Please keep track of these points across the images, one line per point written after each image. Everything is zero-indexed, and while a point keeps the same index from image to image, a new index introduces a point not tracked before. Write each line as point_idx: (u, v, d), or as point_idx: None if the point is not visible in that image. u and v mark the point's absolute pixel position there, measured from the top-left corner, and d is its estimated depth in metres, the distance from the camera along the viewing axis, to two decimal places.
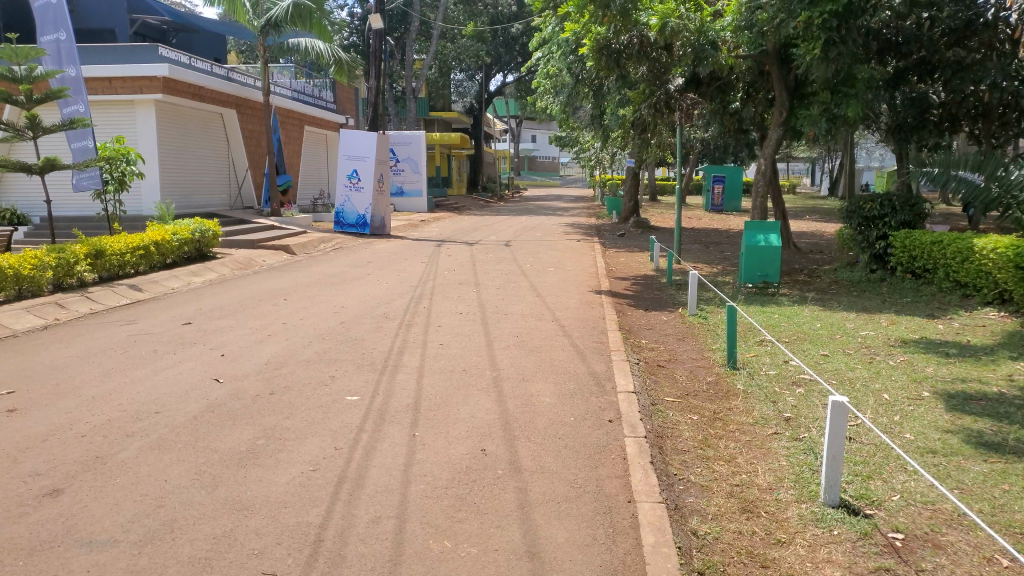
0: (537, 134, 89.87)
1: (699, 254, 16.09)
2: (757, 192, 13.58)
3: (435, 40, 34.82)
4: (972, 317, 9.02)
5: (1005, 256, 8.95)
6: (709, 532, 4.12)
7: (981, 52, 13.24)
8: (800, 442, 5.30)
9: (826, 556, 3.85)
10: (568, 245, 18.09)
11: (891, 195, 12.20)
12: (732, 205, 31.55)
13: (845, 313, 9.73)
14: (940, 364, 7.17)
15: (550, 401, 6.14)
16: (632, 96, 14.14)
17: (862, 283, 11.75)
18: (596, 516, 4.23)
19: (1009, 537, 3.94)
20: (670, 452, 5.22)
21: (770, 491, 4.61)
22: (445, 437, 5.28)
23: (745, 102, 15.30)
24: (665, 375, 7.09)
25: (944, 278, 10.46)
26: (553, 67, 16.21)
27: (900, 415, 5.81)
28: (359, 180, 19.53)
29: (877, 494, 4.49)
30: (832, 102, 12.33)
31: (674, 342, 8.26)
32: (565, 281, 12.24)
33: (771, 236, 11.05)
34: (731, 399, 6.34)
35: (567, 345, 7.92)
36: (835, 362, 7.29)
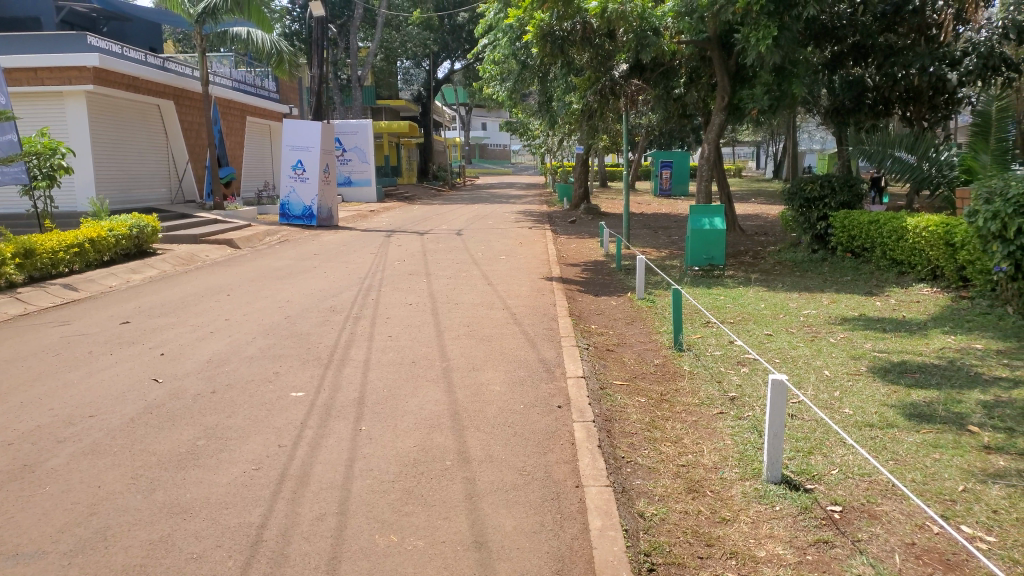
0: (486, 121, 89.71)
1: (648, 238, 16.28)
2: (702, 176, 13.78)
3: (379, 27, 34.40)
4: (908, 293, 9.29)
5: (936, 234, 9.27)
6: (655, 514, 4.17)
7: (910, 37, 14.00)
8: (743, 421, 5.41)
9: (768, 531, 3.93)
10: (519, 232, 18.08)
11: (831, 175, 12.45)
12: (680, 189, 31.95)
13: (787, 293, 9.95)
14: (878, 340, 7.38)
15: (500, 389, 6.14)
16: (579, 84, 14.08)
17: (805, 263, 12.02)
18: (544, 503, 4.25)
19: (940, 505, 4.07)
20: (618, 435, 5.27)
21: (715, 471, 4.69)
22: (392, 430, 5.24)
23: (688, 88, 15.47)
24: (614, 359, 7.14)
25: (882, 256, 10.75)
26: (498, 54, 16.04)
27: (840, 390, 5.97)
28: (304, 171, 19.20)
29: (818, 468, 4.61)
30: (774, 85, 12.52)
31: (623, 326, 8.34)
32: (516, 269, 12.25)
33: (716, 219, 11.19)
34: (677, 380, 6.44)
35: (518, 333, 7.94)
36: (779, 341, 7.46)
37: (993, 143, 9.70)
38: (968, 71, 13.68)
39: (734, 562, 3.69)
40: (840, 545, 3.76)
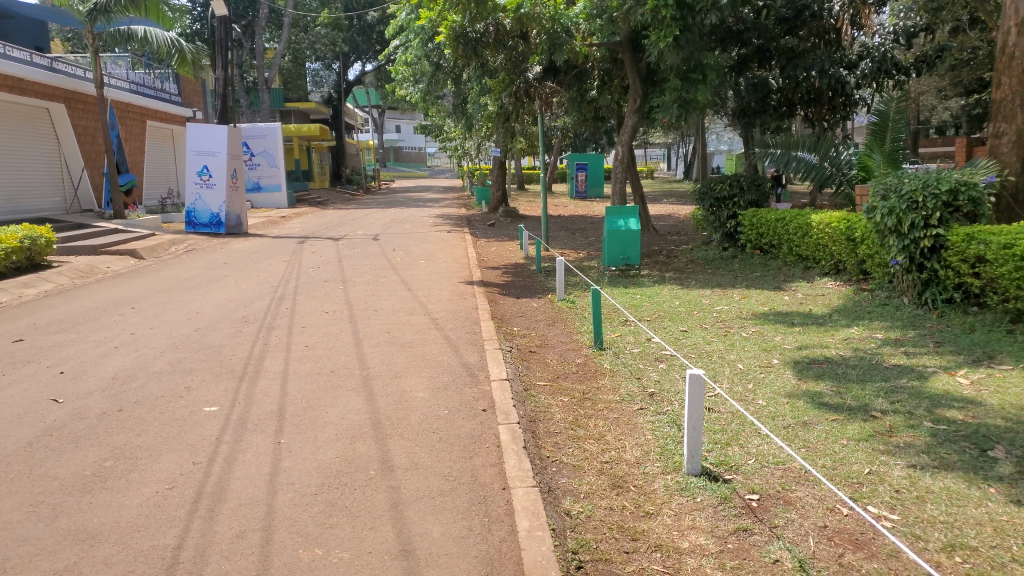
0: (400, 124, 88.88)
1: (566, 240, 16.48)
2: (616, 178, 14.04)
3: (287, 28, 33.58)
4: (813, 287, 9.72)
5: (838, 230, 9.73)
6: (582, 511, 4.21)
7: (811, 40, 14.78)
8: (663, 416, 5.53)
9: (690, 523, 4.03)
10: (437, 236, 17.99)
11: (739, 176, 12.89)
12: (595, 191, 32.49)
13: (701, 290, 10.23)
14: (786, 333, 7.68)
15: (423, 395, 6.08)
16: (493, 86, 14.12)
17: (716, 261, 12.41)
18: (471, 508, 4.23)
19: (849, 488, 4.26)
20: (543, 435, 5.30)
21: (638, 466, 4.77)
22: (313, 442, 5.11)
23: (601, 91, 15.74)
24: (537, 360, 7.18)
25: (788, 252, 11.22)
26: (410, 55, 15.89)
27: (753, 382, 6.19)
28: (211, 177, 18.55)
29: (735, 459, 4.74)
30: (683, 89, 12.87)
31: (545, 327, 8.41)
32: (435, 273, 12.17)
33: (631, 220, 11.42)
34: (599, 378, 6.53)
35: (439, 337, 7.88)
36: (694, 337, 7.67)
37: (887, 144, 10.21)
38: (864, 75, 14.97)
39: (659, 554, 3.76)
40: (758, 532, 3.88)
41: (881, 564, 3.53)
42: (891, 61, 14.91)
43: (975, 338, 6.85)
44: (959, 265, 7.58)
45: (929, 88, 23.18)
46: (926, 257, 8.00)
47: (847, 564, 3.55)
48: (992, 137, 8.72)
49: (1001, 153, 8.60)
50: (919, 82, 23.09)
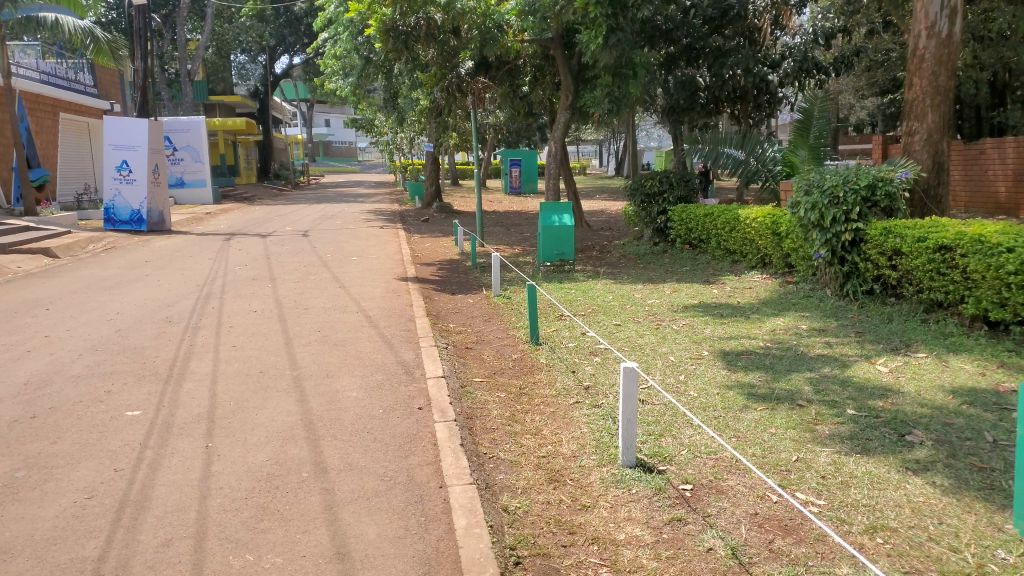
0: (330, 118, 87.26)
1: (500, 236, 16.48)
2: (549, 174, 14.12)
3: (210, 18, 32.52)
4: (741, 280, 9.97)
5: (764, 224, 10.01)
6: (519, 507, 4.20)
7: (736, 40, 15.26)
8: (599, 409, 5.58)
9: (626, 515, 4.07)
10: (370, 232, 17.73)
11: (669, 172, 13.11)
12: (529, 186, 32.61)
13: (633, 284, 10.37)
14: (715, 325, 7.86)
15: (357, 395, 5.98)
16: (424, 81, 13.98)
17: (647, 256, 12.62)
18: (407, 507, 4.18)
19: (777, 475, 4.38)
20: (479, 432, 5.27)
21: (574, 459, 4.80)
22: (242, 445, 4.95)
23: (534, 87, 15.82)
24: (473, 357, 7.15)
25: (717, 247, 11.48)
26: (340, 48, 15.54)
27: (685, 374, 6.31)
28: (131, 172, 17.83)
29: (669, 450, 4.82)
30: (614, 85, 13.01)
31: (480, 324, 8.39)
32: (367, 270, 12.00)
33: (565, 216, 11.50)
34: (535, 373, 6.55)
35: (373, 335, 7.76)
36: (627, 330, 7.77)
37: (811, 139, 10.56)
38: (787, 74, 15.79)
39: (596, 547, 3.79)
40: (692, 522, 3.95)
41: (809, 548, 3.63)
42: (811, 61, 15.74)
43: (893, 327, 7.16)
44: (877, 258, 7.91)
45: (847, 88, 24.13)
46: (847, 250, 8.33)
47: (777, 549, 3.64)
48: (906, 135, 9.08)
49: (914, 151, 8.98)
50: (838, 81, 23.95)
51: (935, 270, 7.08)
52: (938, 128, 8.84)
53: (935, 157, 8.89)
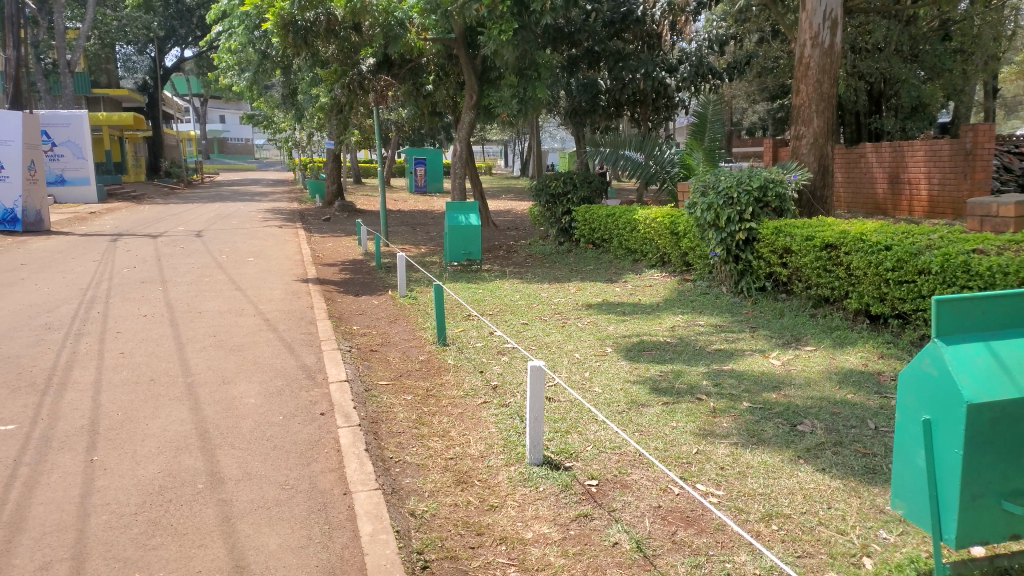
0: (225, 114, 84.21)
1: (405, 235, 16.30)
2: (455, 174, 14.08)
3: (92, 6, 30.81)
4: (642, 279, 10.21)
5: (663, 224, 10.30)
6: (426, 510, 4.14)
7: (636, 42, 15.94)
8: (506, 408, 5.59)
9: (534, 513, 4.08)
10: (268, 232, 17.18)
11: (572, 173, 13.27)
12: (435, 186, 32.45)
13: (539, 284, 10.46)
14: (619, 322, 8.02)
15: (255, 401, 5.76)
16: (325, 77, 13.93)
17: (553, 255, 12.76)
18: (310, 515, 4.05)
19: (679, 468, 4.49)
20: (385, 436, 5.18)
21: (482, 459, 4.78)
22: (131, 457, 4.68)
23: (437, 85, 15.62)
24: (378, 359, 7.02)
25: (619, 246, 11.72)
26: (233, 43, 14.68)
27: (590, 371, 6.41)
28: (3, 169, 16.63)
29: (575, 447, 4.87)
30: (519, 86, 13.07)
31: (386, 325, 8.26)
32: (266, 271, 11.60)
33: (471, 216, 11.48)
34: (442, 374, 6.50)
35: (273, 339, 7.51)
36: (534, 329, 7.83)
37: (706, 142, 10.92)
38: (683, 78, 16.25)
39: (505, 547, 3.78)
40: (598, 517, 4.00)
41: (709, 538, 3.73)
42: (706, 66, 16.39)
43: (785, 322, 7.49)
44: (769, 256, 8.26)
45: (739, 93, 25.25)
46: (741, 249, 8.66)
47: (680, 540, 3.73)
48: (794, 139, 9.54)
49: (802, 154, 9.46)
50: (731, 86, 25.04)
51: (822, 267, 7.45)
52: (824, 133, 9.32)
53: (820, 160, 9.40)
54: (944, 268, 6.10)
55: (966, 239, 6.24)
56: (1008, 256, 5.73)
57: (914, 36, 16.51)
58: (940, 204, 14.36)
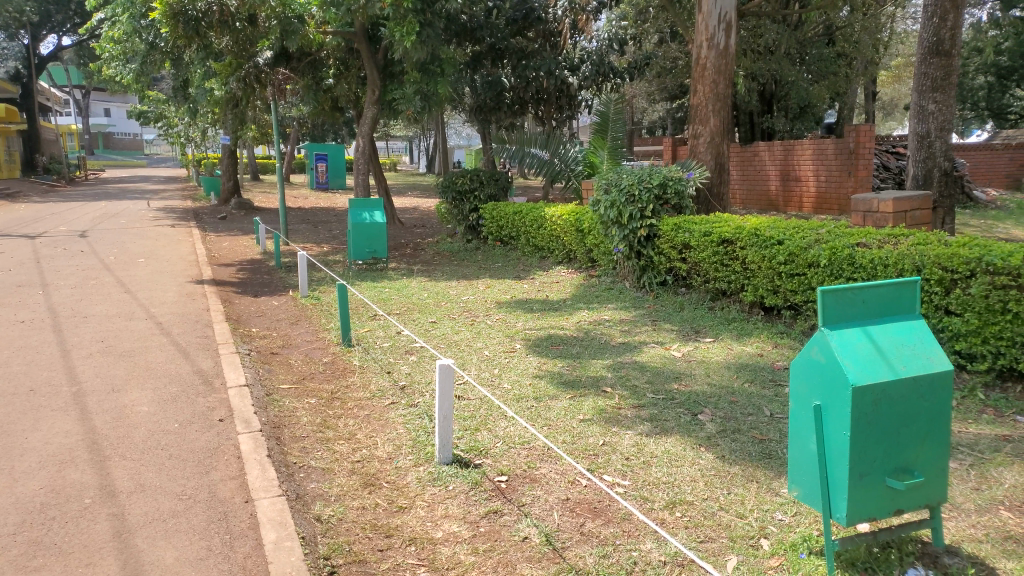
0: (110, 107, 79.74)
1: (308, 234, 15.90)
2: (358, 170, 13.84)
3: None
4: (550, 275, 10.32)
5: (569, 222, 10.44)
6: (333, 514, 4.04)
7: (538, 42, 16.36)
8: (415, 408, 5.52)
9: (443, 512, 4.05)
10: (160, 232, 16.38)
11: (478, 170, 13.27)
12: (337, 182, 31.84)
13: (447, 281, 10.40)
14: (527, 319, 8.07)
15: (148, 409, 5.48)
16: (218, 70, 13.37)
17: (460, 252, 12.73)
18: (209, 526, 3.88)
19: (586, 460, 4.56)
20: (288, 441, 5.02)
21: (390, 461, 4.71)
22: (8, 474, 4.36)
23: (338, 80, 15.35)
24: (280, 362, 6.81)
25: (525, 243, 11.80)
26: (117, 31, 13.97)
27: (499, 367, 6.41)
28: None
29: (484, 444, 4.87)
30: (423, 82, 12.97)
31: (287, 327, 8.02)
32: (158, 272, 11.05)
33: (376, 213, 11.28)
34: (348, 376, 6.36)
35: (166, 344, 7.16)
36: (443, 327, 7.79)
37: (609, 140, 11.17)
38: (585, 77, 16.93)
39: (414, 548, 3.73)
40: (507, 512, 4.01)
41: (617, 528, 3.80)
42: (607, 66, 17.02)
43: (685, 315, 7.73)
44: (670, 252, 8.50)
45: (639, 92, 25.92)
46: (643, 245, 8.88)
47: (588, 532, 3.78)
48: (691, 138, 9.86)
49: (699, 152, 9.78)
50: (633, 85, 25.67)
51: (720, 261, 7.72)
52: (720, 132, 9.67)
53: (717, 158, 9.75)
54: (832, 261, 6.42)
55: (851, 233, 6.59)
56: (888, 249, 6.04)
57: (801, 40, 17.34)
58: (827, 200, 15.17)
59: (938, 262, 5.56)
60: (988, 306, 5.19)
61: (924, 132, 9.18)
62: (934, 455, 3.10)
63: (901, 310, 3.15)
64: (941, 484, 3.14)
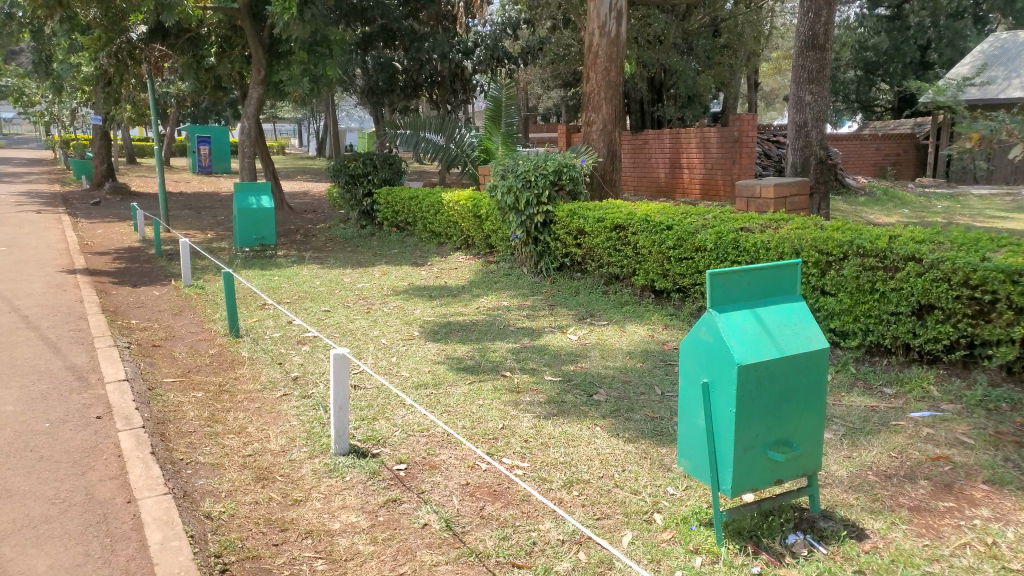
0: None
1: (192, 220, 15.16)
2: (244, 153, 13.32)
3: None
4: (447, 261, 10.27)
5: (466, 207, 10.42)
6: (223, 511, 3.88)
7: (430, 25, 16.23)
8: (309, 399, 5.38)
9: (340, 503, 3.96)
10: (24, 218, 15.21)
11: (372, 154, 13.05)
12: (222, 166, 30.56)
13: (340, 269, 10.16)
14: (425, 306, 8.01)
15: (15, 409, 5.09)
16: (87, 45, 12.49)
17: (354, 239, 12.47)
18: (86, 530, 3.65)
19: (485, 444, 4.57)
20: (174, 437, 4.78)
21: (283, 454, 4.57)
22: None
23: (221, 59, 14.61)
24: (163, 355, 6.46)
25: (422, 229, 11.71)
26: None
27: (396, 355, 6.33)
28: None
29: (382, 433, 4.80)
30: (310, 63, 12.53)
31: (170, 318, 7.63)
32: (24, 262, 10.26)
33: (263, 198, 10.87)
34: (237, 367, 6.12)
35: (34, 339, 6.66)
36: (337, 316, 7.61)
37: (503, 126, 11.16)
38: (479, 61, 16.96)
39: (310, 540, 3.64)
40: (407, 500, 3.97)
41: (516, 510, 3.84)
42: (501, 50, 17.09)
43: (580, 299, 7.88)
44: (565, 237, 8.62)
45: (533, 78, 26.16)
46: (539, 231, 8.97)
47: (488, 515, 3.80)
48: (585, 125, 10.01)
49: (592, 139, 9.95)
50: (526, 71, 25.87)
51: (613, 246, 7.90)
52: (611, 119, 9.87)
53: (609, 145, 9.95)
54: (718, 245, 6.69)
55: (735, 219, 6.90)
56: (769, 234, 6.35)
57: (687, 31, 17.99)
58: (713, 186, 15.79)
59: (815, 245, 5.89)
60: (859, 286, 5.54)
61: (801, 122, 9.69)
62: (812, 427, 3.29)
63: (783, 292, 3.31)
64: (818, 454, 3.34)
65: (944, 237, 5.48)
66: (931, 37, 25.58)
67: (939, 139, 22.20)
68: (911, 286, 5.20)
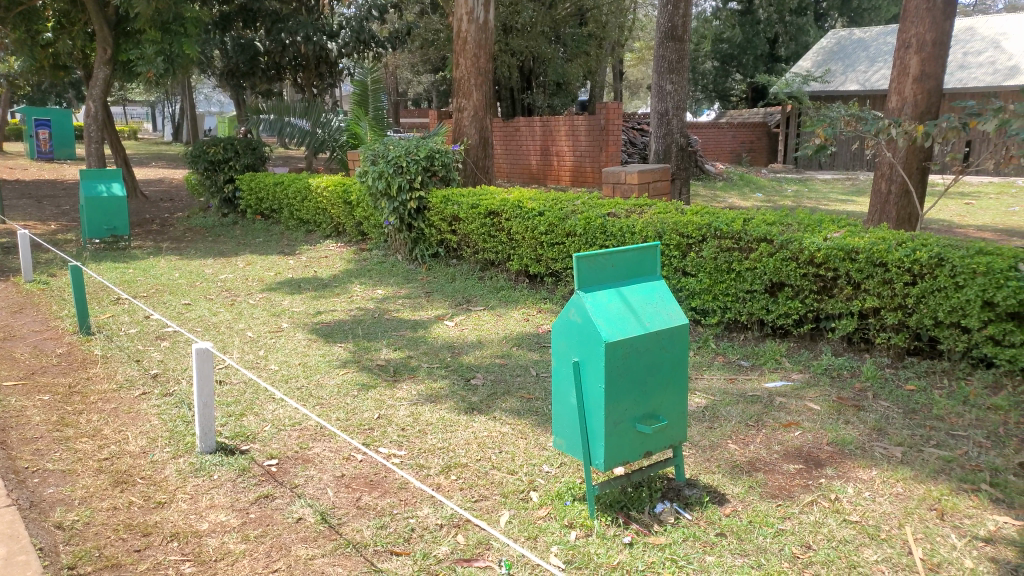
0: None
1: (31, 210, 13.92)
2: (90, 137, 12.36)
3: None
4: (317, 250, 9.99)
5: (336, 193, 10.17)
6: (77, 519, 3.62)
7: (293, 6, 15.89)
8: (171, 398, 5.10)
9: (208, 502, 3.80)
10: None
11: (233, 138, 12.46)
12: (65, 151, 28.21)
13: (202, 259, 9.67)
14: (295, 296, 7.76)
15: None
16: None
17: (216, 227, 11.88)
18: None
19: (360, 435, 4.51)
20: (17, 444, 4.40)
21: (144, 455, 4.31)
22: None
23: (60, 34, 13.57)
24: (1, 358, 5.91)
25: (290, 217, 11.32)
26: None
27: (264, 349, 6.11)
28: None
29: (251, 428, 4.63)
30: (164, 43, 11.84)
31: (9, 317, 6.99)
32: None
33: (114, 184, 10.15)
34: (88, 367, 5.70)
35: None
36: (199, 309, 7.24)
37: (372, 111, 10.86)
38: (346, 43, 16.56)
39: (176, 543, 3.46)
40: (280, 496, 3.86)
41: (393, 498, 3.81)
42: (368, 32, 16.79)
43: (456, 285, 7.90)
44: (439, 224, 8.60)
45: (402, 63, 25.83)
46: (413, 217, 8.88)
47: (364, 505, 3.75)
48: (455, 110, 9.99)
49: (463, 126, 9.95)
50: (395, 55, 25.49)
51: (487, 232, 7.96)
52: (481, 106, 9.92)
53: (481, 131, 9.98)
54: (586, 230, 6.89)
55: (602, 204, 7.11)
56: (634, 218, 6.59)
57: (554, 21, 18.33)
58: (582, 173, 16.22)
59: (676, 229, 6.16)
60: (717, 266, 5.87)
61: (663, 110, 10.11)
62: (675, 401, 3.46)
63: (645, 272, 3.44)
64: (681, 425, 3.52)
65: (791, 219, 5.90)
66: (778, 32, 27.29)
67: (788, 128, 23.79)
68: (764, 266, 5.56)
